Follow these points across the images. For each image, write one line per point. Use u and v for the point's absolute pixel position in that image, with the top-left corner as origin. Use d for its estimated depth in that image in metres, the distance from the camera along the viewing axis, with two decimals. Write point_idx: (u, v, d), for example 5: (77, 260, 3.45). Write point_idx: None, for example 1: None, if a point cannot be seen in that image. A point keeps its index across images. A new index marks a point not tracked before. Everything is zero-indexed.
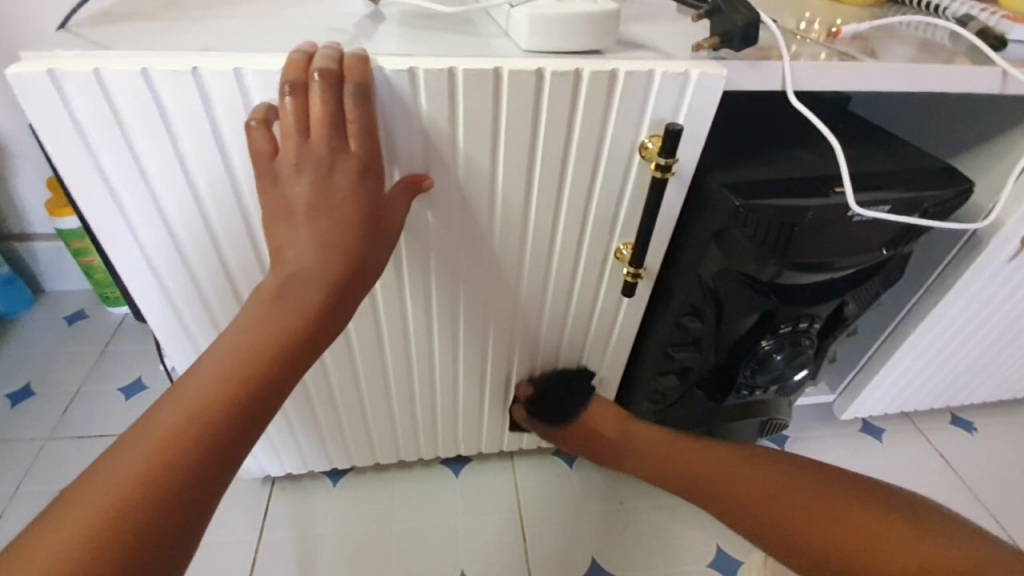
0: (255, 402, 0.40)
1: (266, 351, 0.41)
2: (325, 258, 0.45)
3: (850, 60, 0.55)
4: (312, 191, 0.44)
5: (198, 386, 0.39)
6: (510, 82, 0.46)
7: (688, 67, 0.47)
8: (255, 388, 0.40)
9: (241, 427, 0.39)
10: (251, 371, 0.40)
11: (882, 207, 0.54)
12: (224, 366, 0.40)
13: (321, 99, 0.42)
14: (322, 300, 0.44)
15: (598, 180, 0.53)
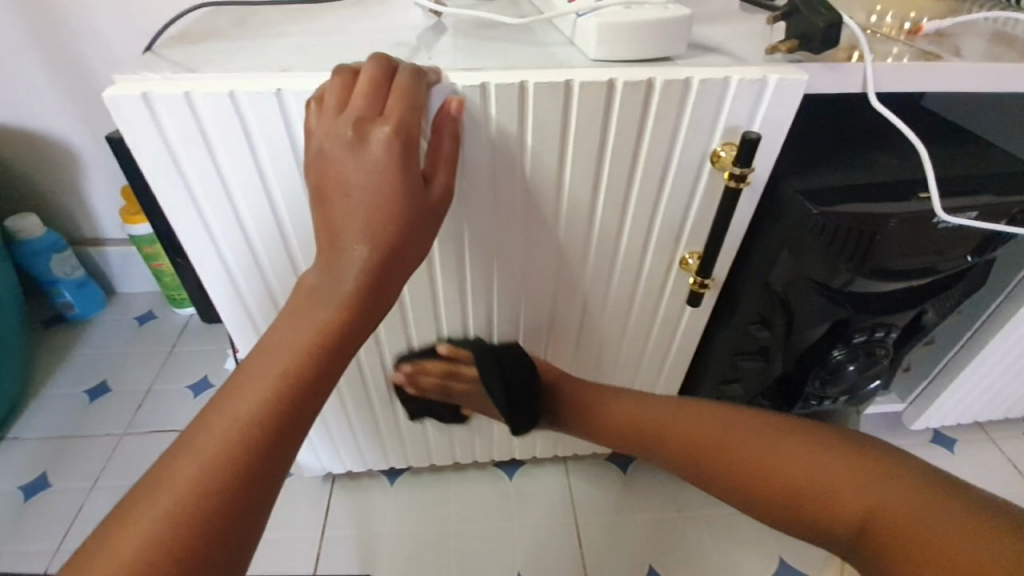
0: (302, 398, 0.38)
1: (312, 345, 0.39)
2: (370, 236, 0.42)
3: (936, 58, 0.52)
4: (362, 168, 0.41)
5: (246, 385, 0.37)
6: (581, 94, 0.45)
7: (765, 73, 0.46)
8: (300, 382, 0.38)
9: (289, 424, 0.37)
10: (298, 365, 0.38)
11: (971, 213, 0.51)
12: (272, 364, 0.38)
13: (364, 85, 0.42)
14: (364, 287, 0.42)
15: (666, 188, 0.52)
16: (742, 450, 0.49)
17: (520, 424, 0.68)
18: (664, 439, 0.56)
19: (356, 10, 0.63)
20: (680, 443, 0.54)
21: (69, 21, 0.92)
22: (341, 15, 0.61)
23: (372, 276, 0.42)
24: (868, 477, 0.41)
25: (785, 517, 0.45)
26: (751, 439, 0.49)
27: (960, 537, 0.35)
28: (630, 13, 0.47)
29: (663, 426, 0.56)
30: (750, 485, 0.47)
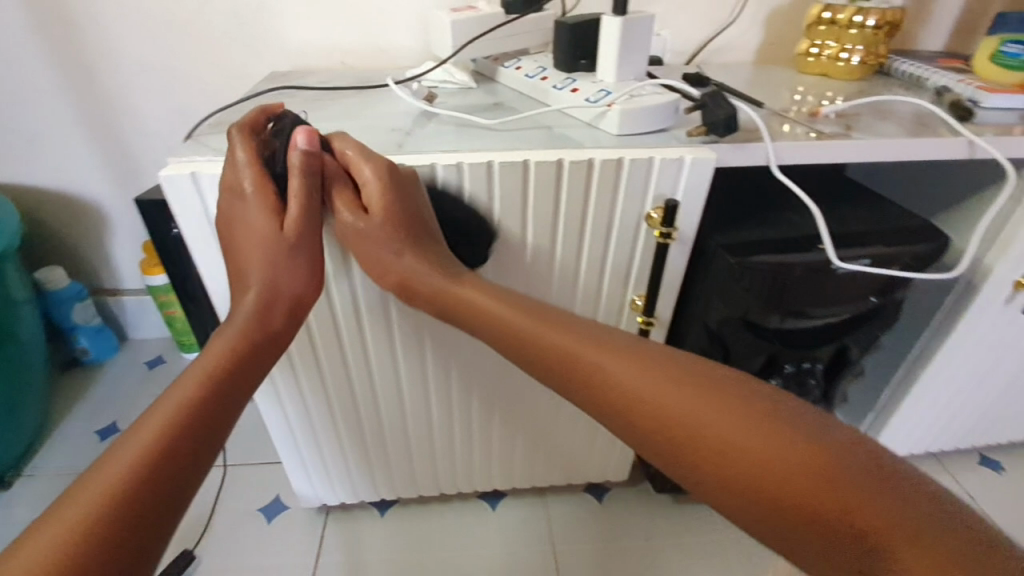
0: (194, 429, 0.48)
1: (207, 381, 0.50)
2: (259, 288, 0.55)
3: (828, 138, 0.64)
4: (252, 211, 0.54)
5: (164, 406, 0.48)
6: (537, 170, 0.57)
7: (682, 153, 0.58)
8: (192, 412, 0.48)
9: (191, 444, 0.47)
10: (194, 400, 0.49)
11: (863, 261, 0.62)
12: (163, 411, 0.48)
13: (241, 128, 0.55)
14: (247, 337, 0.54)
15: (613, 242, 0.63)
16: (694, 419, 0.45)
17: None
18: (585, 367, 0.51)
19: (360, 98, 0.77)
20: (572, 358, 0.51)
21: (112, 100, 1.05)
22: (348, 103, 0.75)
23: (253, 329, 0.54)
24: (818, 463, 0.39)
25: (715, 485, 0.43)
26: (701, 412, 0.45)
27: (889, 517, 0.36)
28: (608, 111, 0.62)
29: (601, 377, 0.50)
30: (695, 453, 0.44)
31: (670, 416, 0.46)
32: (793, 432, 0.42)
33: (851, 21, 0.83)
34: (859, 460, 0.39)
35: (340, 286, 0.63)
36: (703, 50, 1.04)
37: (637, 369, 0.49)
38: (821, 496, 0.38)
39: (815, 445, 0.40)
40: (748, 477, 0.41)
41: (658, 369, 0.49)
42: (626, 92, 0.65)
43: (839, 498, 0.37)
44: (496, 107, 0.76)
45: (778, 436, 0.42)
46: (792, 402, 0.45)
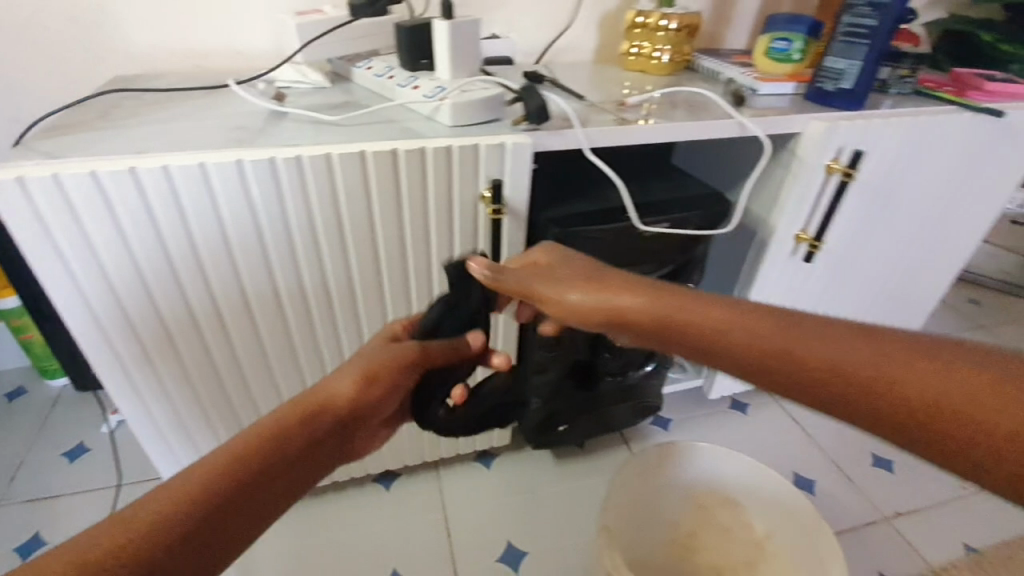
0: (285, 463, 0.47)
1: (292, 421, 0.49)
2: (586, 309, 0.58)
3: (627, 123, 0.76)
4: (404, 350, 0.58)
5: (275, 416, 0.48)
6: (374, 159, 0.63)
7: (503, 140, 0.67)
8: (277, 453, 0.46)
9: (261, 481, 0.45)
10: (277, 433, 0.47)
11: (661, 225, 0.76)
12: (262, 425, 0.47)
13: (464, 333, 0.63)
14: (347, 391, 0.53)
15: (455, 222, 0.71)
16: (759, 337, 0.49)
17: (622, 414, 1.03)
18: (676, 321, 0.53)
19: (210, 100, 0.79)
20: (687, 321, 0.53)
21: None
22: (197, 105, 0.77)
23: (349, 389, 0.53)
24: (882, 344, 0.44)
25: (802, 395, 0.47)
26: (772, 322, 0.50)
27: (933, 380, 0.41)
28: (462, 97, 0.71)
29: (687, 317, 0.53)
30: (767, 364, 0.48)
31: (726, 333, 0.51)
32: (845, 328, 0.47)
33: (657, 24, 0.98)
34: (893, 341, 0.44)
35: (196, 280, 0.67)
36: (547, 51, 1.17)
37: (688, 301, 0.54)
38: (877, 373, 0.43)
39: (949, 351, 0.42)
40: (831, 376, 0.45)
41: (737, 308, 0.52)
42: (457, 88, 0.73)
43: (958, 405, 0.40)
44: (346, 105, 0.82)
45: (857, 339, 0.45)
46: (872, 324, 0.48)
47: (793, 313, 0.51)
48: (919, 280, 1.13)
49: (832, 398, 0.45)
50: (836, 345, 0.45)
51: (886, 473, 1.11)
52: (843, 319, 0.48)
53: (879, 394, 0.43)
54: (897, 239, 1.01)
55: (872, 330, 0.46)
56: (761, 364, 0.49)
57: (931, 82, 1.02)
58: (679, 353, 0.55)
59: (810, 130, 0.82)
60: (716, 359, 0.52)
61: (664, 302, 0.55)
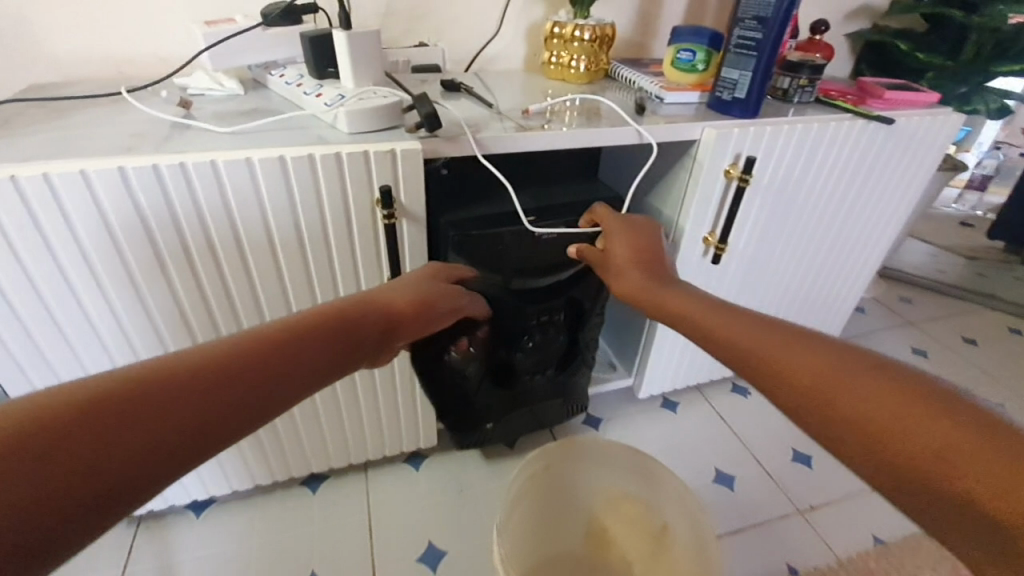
0: (319, 351, 0.45)
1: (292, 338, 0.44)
2: (671, 308, 0.58)
3: (523, 131, 0.79)
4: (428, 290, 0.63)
5: (318, 312, 0.48)
6: (261, 167, 0.65)
7: (393, 146, 0.69)
8: (276, 360, 0.41)
9: (292, 368, 0.42)
10: (275, 344, 0.42)
11: (559, 228, 0.79)
12: (307, 316, 0.47)
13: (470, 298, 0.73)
14: (350, 323, 0.50)
15: (354, 227, 0.73)
16: (787, 360, 0.46)
17: (553, 417, 1.05)
18: (703, 325, 0.54)
19: (116, 108, 0.80)
20: (733, 338, 0.50)
21: None
22: (101, 113, 0.78)
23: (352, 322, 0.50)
24: (899, 394, 0.39)
25: (824, 433, 0.42)
26: (792, 351, 0.46)
27: (956, 449, 0.36)
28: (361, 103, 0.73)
29: (721, 328, 0.52)
30: (791, 396, 0.45)
31: (777, 353, 0.47)
32: (869, 371, 0.42)
33: (572, 35, 1.01)
34: (934, 399, 0.38)
35: (90, 286, 0.67)
36: (477, 60, 1.20)
37: (736, 319, 0.52)
38: (891, 425, 0.38)
39: (957, 401, 0.39)
40: (835, 417, 0.41)
41: (771, 330, 0.49)
42: (357, 96, 0.75)
43: (943, 450, 0.36)
44: (256, 112, 0.83)
45: (875, 386, 0.41)
46: (913, 374, 0.42)
47: (834, 345, 0.46)
48: (830, 278, 1.18)
49: (854, 447, 0.40)
50: (787, 355, 0.46)
51: (805, 468, 1.14)
52: (878, 363, 0.43)
53: (830, 413, 0.42)
54: (802, 239, 1.06)
55: (904, 383, 0.40)
56: (789, 400, 0.45)
57: (835, 92, 1.07)
58: (723, 363, 0.51)
59: (704, 137, 0.85)
60: (753, 375, 0.48)
61: (725, 316, 0.53)
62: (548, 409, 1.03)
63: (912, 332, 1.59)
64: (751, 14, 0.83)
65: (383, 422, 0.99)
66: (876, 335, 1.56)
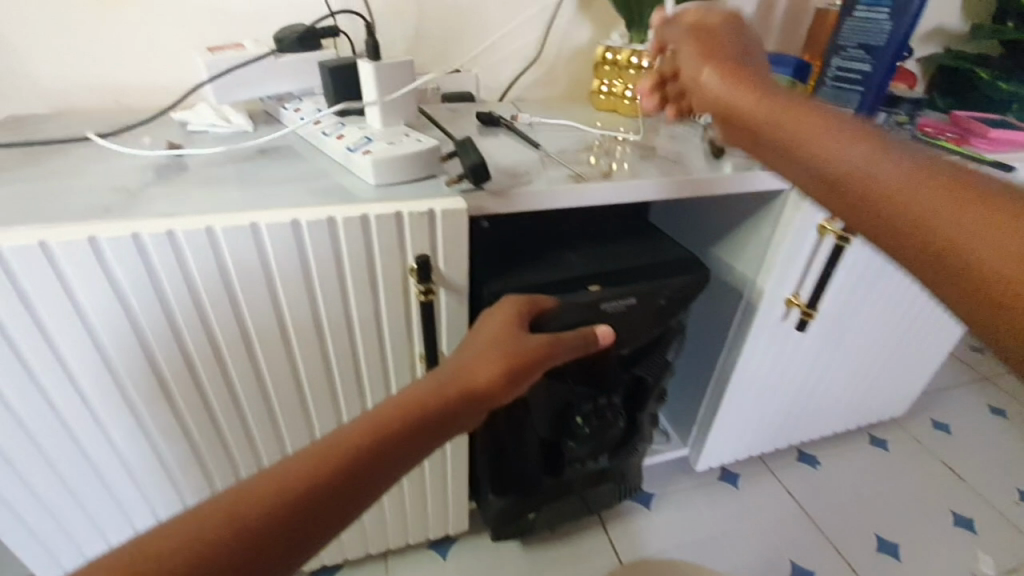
0: (354, 479, 0.38)
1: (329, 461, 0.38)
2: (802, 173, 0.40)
3: (583, 181, 0.65)
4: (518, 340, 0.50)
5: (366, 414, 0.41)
6: (270, 234, 0.52)
7: (431, 205, 0.55)
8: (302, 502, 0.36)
9: (316, 513, 0.36)
10: (307, 478, 0.37)
11: (628, 298, 0.64)
12: (353, 424, 0.40)
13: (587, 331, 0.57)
14: (408, 420, 0.41)
15: (382, 300, 0.60)
16: (885, 177, 0.35)
17: (605, 501, 0.92)
18: (786, 136, 0.41)
19: (105, 154, 0.68)
20: (844, 165, 0.37)
21: None
22: (86, 161, 0.66)
23: (410, 416, 0.42)
24: None
25: (910, 259, 0.34)
26: (884, 167, 0.35)
27: None
28: (392, 149, 0.60)
29: (812, 135, 0.39)
30: (889, 233, 0.35)
31: (864, 172, 0.36)
32: None
33: (628, 62, 0.89)
34: None
35: (59, 385, 0.54)
36: (513, 88, 1.07)
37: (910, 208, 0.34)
38: None
39: None
40: (921, 227, 0.33)
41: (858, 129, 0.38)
42: (386, 140, 0.62)
43: None
44: (266, 155, 0.70)
45: None
46: None
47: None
48: (917, 339, 1.03)
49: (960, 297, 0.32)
50: (877, 161, 0.35)
51: (892, 560, 1.00)
52: None
53: (908, 228, 0.33)
54: (891, 299, 0.92)
55: None
56: (882, 239, 0.36)
57: (931, 127, 0.93)
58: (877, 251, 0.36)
59: (793, 190, 0.73)
60: (834, 204, 0.38)
61: (801, 122, 0.40)
62: (601, 494, 0.91)
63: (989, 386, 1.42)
64: (856, 43, 0.69)
65: (407, 508, 0.84)
66: (950, 390, 1.40)
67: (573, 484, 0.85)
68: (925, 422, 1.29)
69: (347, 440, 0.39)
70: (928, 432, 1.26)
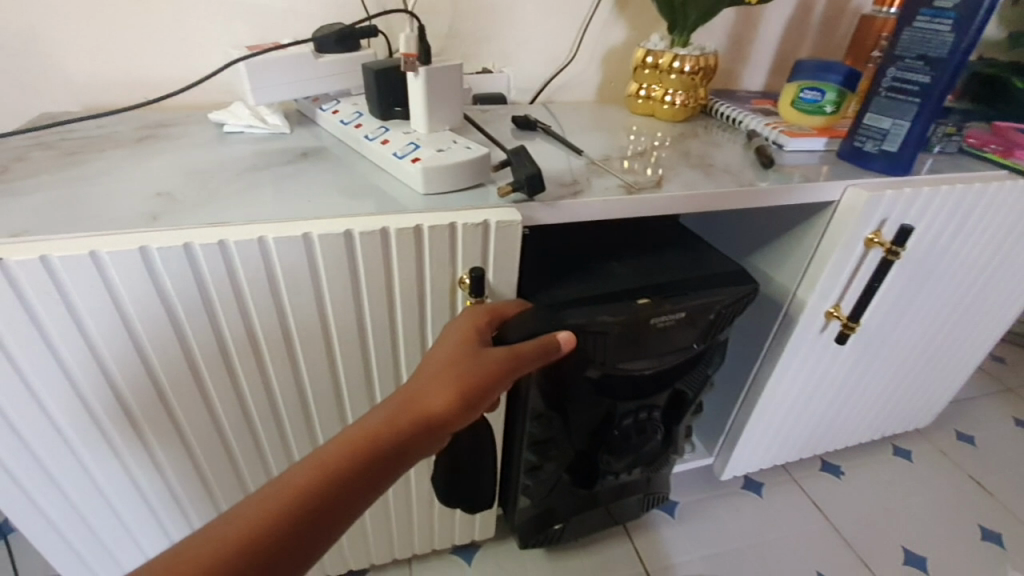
0: (311, 520, 0.39)
1: (272, 512, 0.38)
2: None
3: (634, 191, 0.64)
4: (469, 355, 0.48)
5: (320, 453, 0.41)
6: (321, 244, 0.50)
7: (485, 216, 0.54)
8: (247, 557, 0.36)
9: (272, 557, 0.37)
10: (249, 533, 0.37)
11: (679, 314, 0.63)
12: (307, 466, 0.40)
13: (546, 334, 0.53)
14: (354, 460, 0.41)
15: (428, 311, 0.58)
16: None
17: (633, 511, 0.91)
18: None
19: (140, 156, 0.66)
20: None
21: None
22: (122, 163, 0.64)
23: (355, 455, 0.41)
24: None
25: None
26: None
27: None
28: (442, 156, 0.58)
29: None
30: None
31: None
32: None
33: (669, 66, 0.87)
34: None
35: (99, 391, 0.52)
36: (545, 89, 1.05)
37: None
38: None
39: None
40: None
41: None
42: (434, 147, 0.60)
43: None
44: (305, 157, 0.68)
45: None
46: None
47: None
48: (947, 354, 1.02)
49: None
50: None
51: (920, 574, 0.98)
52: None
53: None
54: (928, 314, 0.91)
55: None
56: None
57: (975, 139, 0.91)
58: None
59: (847, 197, 0.70)
60: None
61: None
62: (629, 505, 0.89)
63: (1013, 399, 1.41)
64: (916, 53, 0.67)
65: (436, 517, 0.83)
66: (973, 401, 1.38)
67: (603, 496, 0.84)
68: (949, 434, 1.28)
69: (287, 488, 0.39)
70: (953, 445, 1.25)
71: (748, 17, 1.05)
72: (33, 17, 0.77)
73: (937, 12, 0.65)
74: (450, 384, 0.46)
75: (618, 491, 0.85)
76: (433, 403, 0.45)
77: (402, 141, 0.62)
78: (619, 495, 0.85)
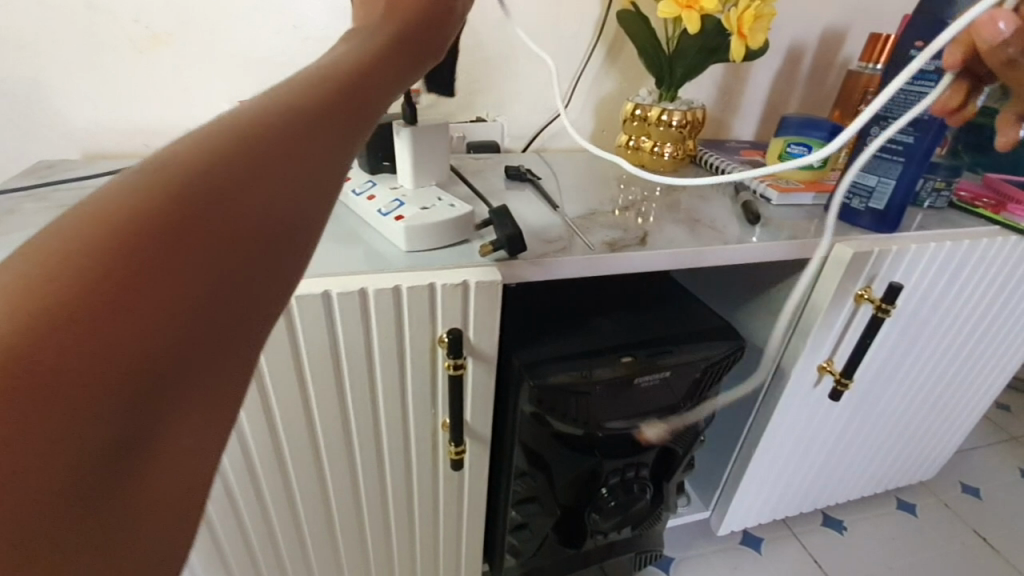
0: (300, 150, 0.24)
1: (105, 260, 0.17)
2: None
3: (618, 248, 0.64)
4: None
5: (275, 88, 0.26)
6: (298, 305, 0.50)
7: (465, 277, 0.54)
8: (119, 354, 0.17)
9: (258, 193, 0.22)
10: (62, 317, 0.16)
11: (664, 372, 0.63)
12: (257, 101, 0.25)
13: None
14: (246, 152, 0.22)
15: (408, 370, 0.58)
16: None
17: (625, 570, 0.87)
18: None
19: None
20: None
21: None
22: None
23: (242, 141, 0.23)
24: None
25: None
26: None
27: None
28: (426, 215, 0.59)
29: None
30: None
31: None
32: None
33: (658, 120, 0.89)
34: None
35: None
36: (538, 137, 1.07)
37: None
38: None
39: None
40: None
41: None
42: (419, 204, 0.61)
43: None
44: None
45: None
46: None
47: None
48: (948, 405, 1.00)
49: None
50: None
51: None
52: None
53: None
54: (924, 369, 0.90)
55: None
56: None
57: (966, 191, 0.91)
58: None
59: (833, 254, 0.70)
60: None
61: None
62: (621, 563, 0.86)
63: (1018, 448, 1.37)
64: (899, 114, 0.68)
65: None
66: (977, 450, 1.35)
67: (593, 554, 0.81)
68: (954, 486, 1.24)
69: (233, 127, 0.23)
70: (959, 498, 1.21)
71: (737, 70, 1.07)
72: (38, 70, 0.79)
73: (920, 75, 0.65)
74: (383, 59, 0.31)
75: (608, 549, 0.82)
76: (357, 67, 0.29)
77: (388, 196, 0.63)
78: (611, 552, 0.83)
